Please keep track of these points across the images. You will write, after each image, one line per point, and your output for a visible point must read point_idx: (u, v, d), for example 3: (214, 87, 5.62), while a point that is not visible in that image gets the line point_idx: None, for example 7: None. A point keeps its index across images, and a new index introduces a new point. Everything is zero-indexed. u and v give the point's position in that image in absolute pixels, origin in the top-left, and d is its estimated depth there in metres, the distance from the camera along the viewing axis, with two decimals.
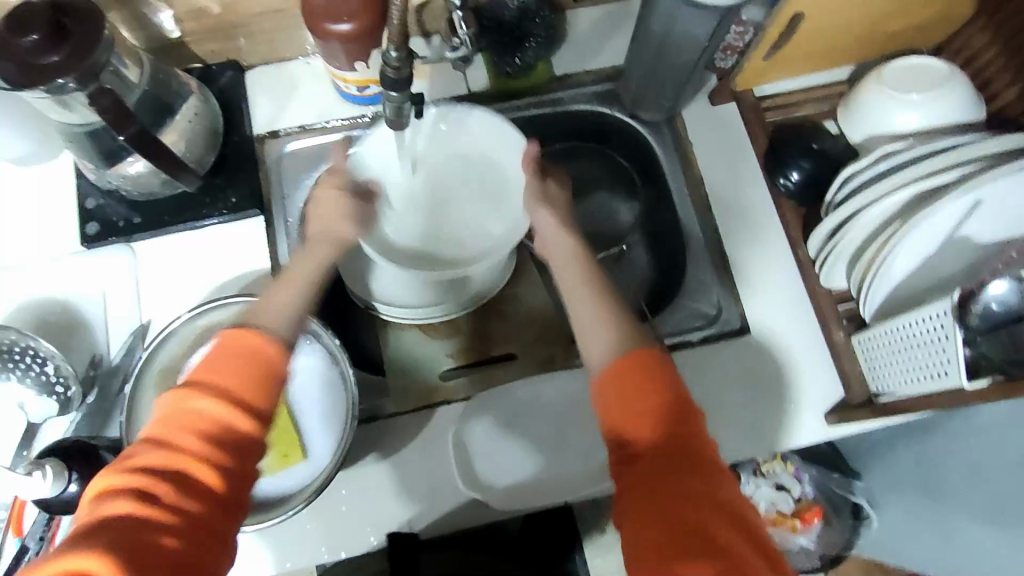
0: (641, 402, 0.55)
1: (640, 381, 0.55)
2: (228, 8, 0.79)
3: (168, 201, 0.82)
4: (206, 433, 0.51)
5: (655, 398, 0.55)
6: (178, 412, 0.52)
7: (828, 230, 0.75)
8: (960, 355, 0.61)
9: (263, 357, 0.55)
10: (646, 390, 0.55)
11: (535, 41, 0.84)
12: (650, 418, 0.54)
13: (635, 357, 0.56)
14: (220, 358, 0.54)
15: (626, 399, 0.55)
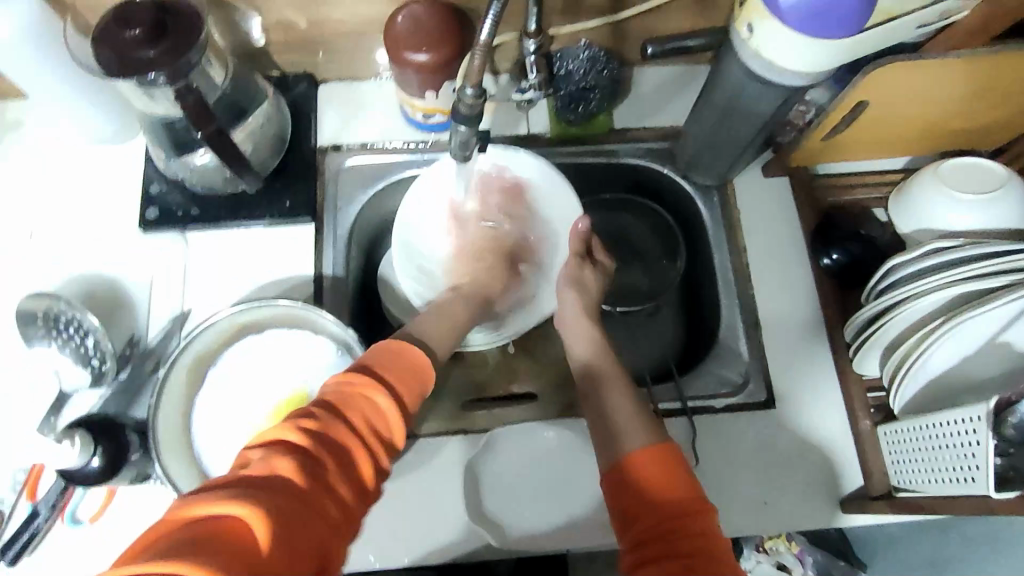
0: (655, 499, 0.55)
1: (660, 478, 0.56)
2: (314, 25, 0.83)
3: (226, 198, 0.85)
4: (371, 426, 0.54)
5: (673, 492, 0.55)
6: (353, 397, 0.54)
7: (866, 316, 0.75)
8: (990, 463, 0.59)
9: (419, 374, 0.59)
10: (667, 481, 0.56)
11: (599, 93, 0.87)
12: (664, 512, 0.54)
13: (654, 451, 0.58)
14: (389, 363, 0.58)
15: (644, 492, 0.56)
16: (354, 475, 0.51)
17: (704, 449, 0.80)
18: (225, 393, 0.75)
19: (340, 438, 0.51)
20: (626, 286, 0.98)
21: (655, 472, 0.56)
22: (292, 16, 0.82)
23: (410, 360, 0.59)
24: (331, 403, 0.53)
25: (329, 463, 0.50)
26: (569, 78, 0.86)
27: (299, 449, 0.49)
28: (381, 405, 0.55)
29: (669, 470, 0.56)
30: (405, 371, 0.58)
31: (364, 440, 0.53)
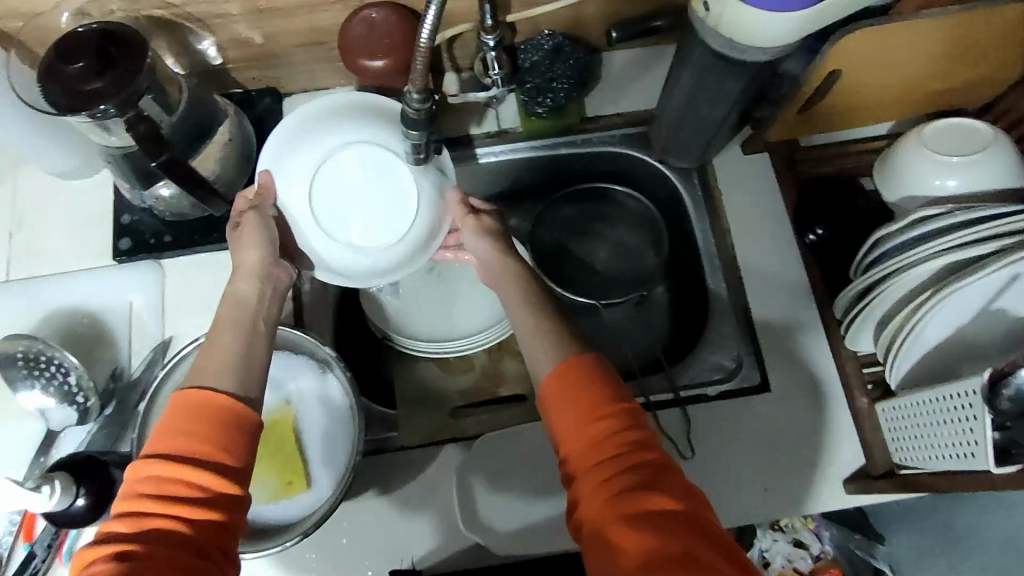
0: (581, 407, 0.53)
1: (584, 391, 0.54)
2: (267, 38, 0.81)
3: (197, 222, 0.84)
4: (172, 488, 0.50)
5: (597, 405, 0.53)
6: (145, 474, 0.50)
7: (853, 292, 0.73)
8: (989, 437, 0.58)
9: (215, 406, 0.53)
10: (581, 395, 0.54)
11: (566, 83, 0.84)
12: (589, 422, 0.53)
13: (569, 366, 0.55)
14: (173, 418, 0.53)
15: (565, 404, 0.54)
16: (175, 547, 0.48)
17: (701, 440, 0.78)
18: None
19: (133, 530, 0.48)
20: (613, 276, 0.96)
21: (575, 389, 0.54)
22: (246, 32, 0.80)
23: (191, 402, 0.53)
24: (127, 501, 0.49)
25: (133, 556, 0.47)
26: (534, 70, 0.84)
27: (106, 557, 0.47)
28: (163, 474, 0.50)
29: (585, 382, 0.54)
30: (197, 412, 0.53)
31: (166, 515, 0.49)
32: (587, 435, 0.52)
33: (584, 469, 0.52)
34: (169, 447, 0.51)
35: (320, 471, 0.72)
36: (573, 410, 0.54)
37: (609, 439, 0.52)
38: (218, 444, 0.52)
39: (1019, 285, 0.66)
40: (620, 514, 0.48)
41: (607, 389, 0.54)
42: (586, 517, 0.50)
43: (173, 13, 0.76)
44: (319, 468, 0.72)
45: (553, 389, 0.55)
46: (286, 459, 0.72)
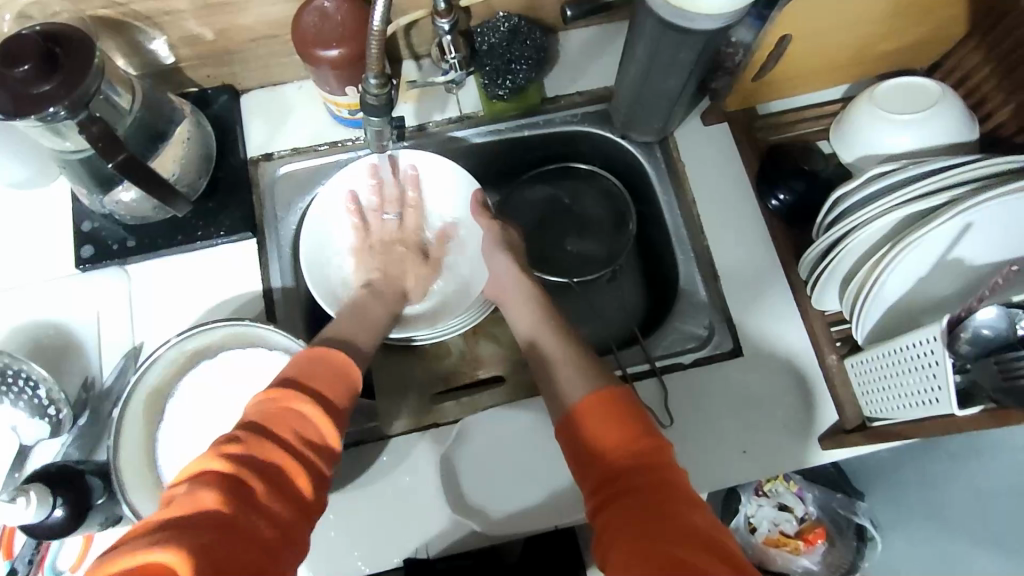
0: (617, 432, 0.58)
1: (617, 421, 0.58)
2: (219, 34, 0.80)
3: (161, 225, 0.83)
4: (304, 434, 0.56)
5: (631, 435, 0.57)
6: (283, 411, 0.56)
7: (816, 252, 0.74)
8: (951, 380, 0.59)
9: (345, 374, 0.61)
10: (619, 422, 0.58)
11: (525, 63, 0.84)
12: (622, 451, 0.56)
13: (609, 395, 0.60)
14: (307, 368, 0.60)
15: (600, 429, 0.58)
16: (291, 492, 0.53)
17: (679, 407, 0.79)
18: (185, 423, 0.74)
19: (267, 450, 0.53)
20: (583, 255, 0.97)
21: (616, 415, 0.59)
22: (197, 28, 0.79)
23: (332, 363, 0.61)
24: (260, 427, 0.54)
25: (261, 486, 0.51)
26: (493, 53, 0.83)
27: (233, 479, 0.50)
28: (306, 413, 0.57)
29: (626, 410, 0.59)
30: (330, 372, 0.61)
31: (296, 458, 0.54)
32: (619, 463, 0.56)
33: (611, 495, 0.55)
34: (306, 392, 0.58)
35: None
36: (610, 430, 0.58)
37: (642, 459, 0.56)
38: (336, 404, 0.60)
39: (972, 235, 0.68)
40: (640, 522, 0.51)
41: (639, 419, 0.58)
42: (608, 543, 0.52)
43: (120, 12, 0.74)
44: None
45: (587, 417, 0.59)
46: None
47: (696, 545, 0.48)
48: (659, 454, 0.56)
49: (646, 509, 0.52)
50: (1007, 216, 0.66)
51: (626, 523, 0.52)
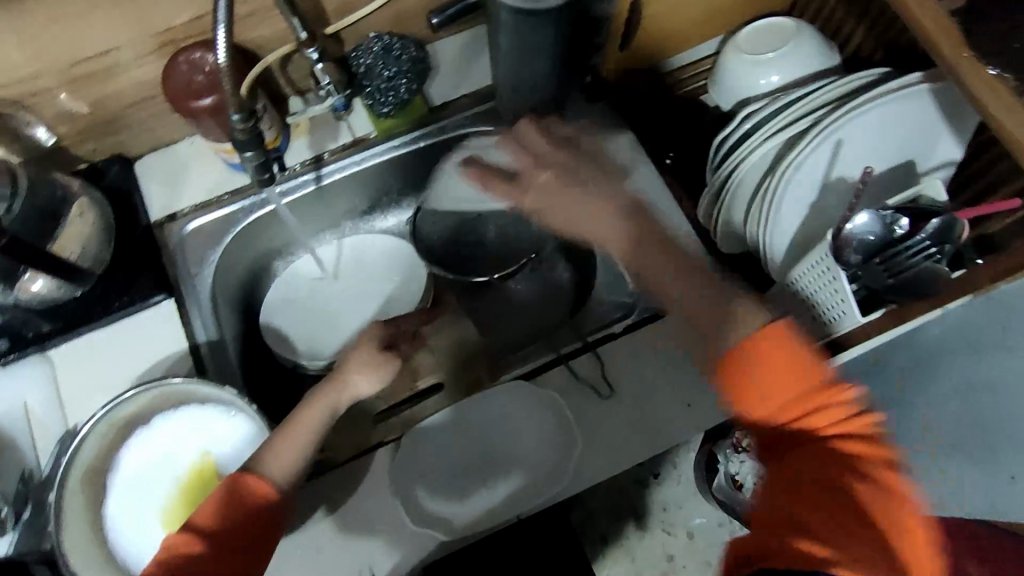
0: (794, 380, 0.60)
1: (784, 366, 0.60)
2: (95, 106, 0.81)
3: (73, 303, 0.82)
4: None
5: (809, 384, 0.60)
6: (178, 556, 0.57)
7: (708, 196, 0.77)
8: (849, 292, 0.61)
9: (257, 501, 0.60)
10: (790, 374, 0.60)
11: (407, 78, 0.86)
12: (790, 413, 0.60)
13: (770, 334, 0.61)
14: (217, 499, 0.60)
15: (767, 376, 0.61)
16: None
17: (619, 375, 0.79)
18: (128, 491, 0.73)
19: None
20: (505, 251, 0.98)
21: (787, 357, 0.60)
22: (71, 104, 0.79)
23: (239, 488, 0.60)
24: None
25: None
26: (371, 73, 0.86)
27: None
28: (200, 554, 0.57)
29: (794, 353, 0.60)
30: (239, 502, 0.60)
31: None
32: (794, 419, 0.60)
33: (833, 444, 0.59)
34: (207, 527, 0.58)
35: None
36: (775, 379, 0.60)
37: (830, 407, 0.60)
38: (242, 536, 0.59)
39: (849, 153, 0.71)
40: (806, 481, 0.57)
41: (807, 361, 0.60)
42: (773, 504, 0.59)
43: None
44: None
45: (757, 358, 0.61)
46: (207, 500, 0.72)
47: (823, 517, 0.55)
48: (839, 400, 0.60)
49: (810, 471, 0.58)
50: (874, 129, 0.69)
51: (808, 479, 0.57)
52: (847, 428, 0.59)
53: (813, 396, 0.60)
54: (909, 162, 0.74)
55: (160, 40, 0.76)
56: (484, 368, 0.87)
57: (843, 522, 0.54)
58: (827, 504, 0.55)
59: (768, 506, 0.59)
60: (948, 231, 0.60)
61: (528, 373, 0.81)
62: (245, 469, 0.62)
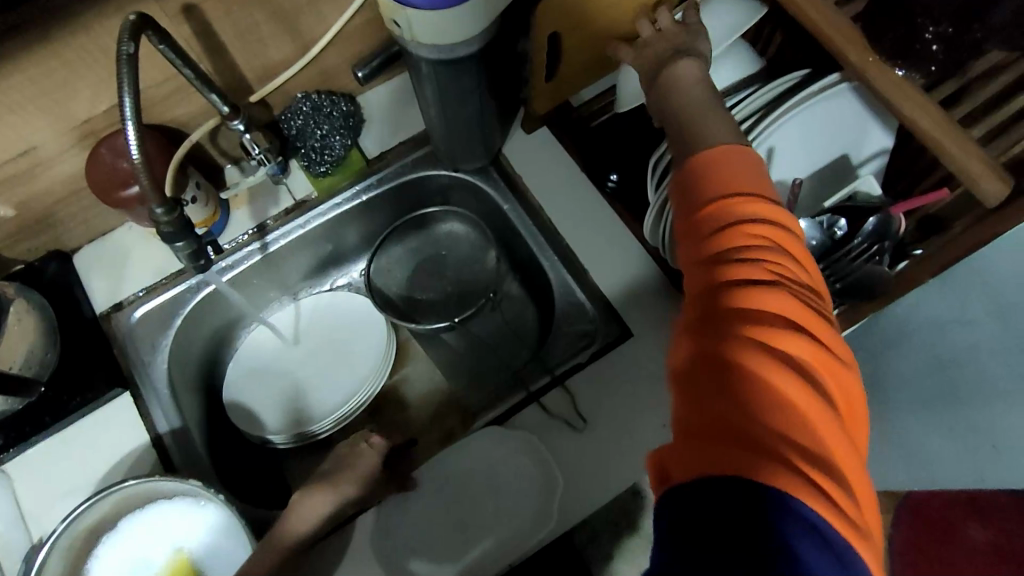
0: (736, 195, 0.52)
1: (737, 177, 0.53)
2: (22, 207, 0.78)
3: (25, 411, 0.80)
4: None
5: (753, 207, 0.52)
6: None
7: (652, 214, 0.76)
8: None
9: None
10: (737, 178, 0.53)
11: (340, 134, 0.86)
12: (728, 223, 0.52)
13: (733, 152, 0.55)
14: None
15: (719, 192, 0.53)
16: None
17: (591, 406, 0.78)
18: None
19: None
20: (464, 290, 0.98)
21: (734, 169, 0.54)
22: None
23: None
24: None
25: None
26: (303, 134, 0.86)
27: None
28: None
29: (747, 168, 0.54)
30: None
31: None
32: (737, 258, 0.50)
33: (769, 270, 0.49)
34: None
35: None
36: (730, 182, 0.53)
37: (774, 245, 0.50)
38: None
39: (784, 156, 0.71)
40: (733, 335, 0.47)
41: (752, 175, 0.54)
42: (695, 371, 0.48)
43: None
44: None
45: (704, 175, 0.54)
46: None
47: (750, 376, 0.45)
48: (788, 252, 0.50)
49: (743, 322, 0.47)
50: (802, 129, 0.70)
51: (735, 351, 0.47)
52: (781, 256, 0.50)
53: (765, 235, 0.51)
54: (842, 156, 0.74)
55: (80, 133, 0.74)
56: (455, 418, 0.90)
57: (757, 376, 0.45)
58: (743, 364, 0.46)
59: (692, 406, 0.47)
60: (889, 224, 0.60)
61: (501, 416, 0.81)
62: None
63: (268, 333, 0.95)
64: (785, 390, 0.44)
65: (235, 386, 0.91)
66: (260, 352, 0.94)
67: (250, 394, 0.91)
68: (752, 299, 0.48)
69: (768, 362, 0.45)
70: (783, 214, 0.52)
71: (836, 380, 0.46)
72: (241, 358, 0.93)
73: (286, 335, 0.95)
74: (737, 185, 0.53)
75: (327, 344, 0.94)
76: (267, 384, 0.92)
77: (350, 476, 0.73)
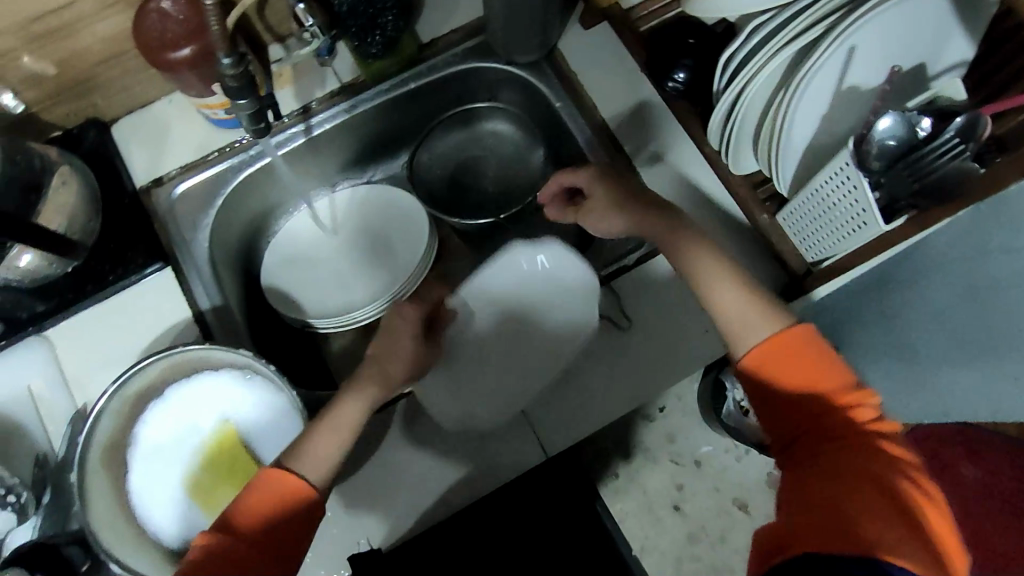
0: (815, 403, 0.56)
1: (808, 363, 0.57)
2: (64, 66, 0.75)
3: (66, 279, 0.79)
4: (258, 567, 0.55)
5: (824, 379, 0.57)
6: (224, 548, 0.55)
7: (721, 115, 0.74)
8: (871, 199, 0.62)
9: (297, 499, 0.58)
10: (805, 362, 0.57)
11: (391, 14, 0.81)
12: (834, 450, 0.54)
13: (795, 333, 0.58)
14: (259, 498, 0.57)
15: (801, 401, 0.57)
16: None
17: (636, 309, 0.79)
18: (153, 465, 0.71)
19: None
20: (507, 191, 0.97)
21: (805, 356, 0.57)
22: (36, 66, 0.74)
23: (278, 489, 0.58)
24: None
25: None
26: (354, 12, 0.79)
27: None
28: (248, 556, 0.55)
29: (813, 354, 0.57)
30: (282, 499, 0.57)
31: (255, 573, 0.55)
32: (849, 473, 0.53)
33: (868, 447, 0.53)
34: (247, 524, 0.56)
35: None
36: (796, 371, 0.57)
37: (855, 424, 0.55)
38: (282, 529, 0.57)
39: (860, 58, 0.69)
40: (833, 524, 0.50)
41: (820, 362, 0.57)
42: (799, 494, 0.53)
43: None
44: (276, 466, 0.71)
45: (766, 357, 0.58)
46: (239, 469, 0.71)
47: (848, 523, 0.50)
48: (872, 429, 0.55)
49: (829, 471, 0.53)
50: (887, 29, 0.67)
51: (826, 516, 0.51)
52: (872, 431, 0.54)
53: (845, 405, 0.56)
54: (921, 65, 0.72)
55: None
56: (500, 309, 0.88)
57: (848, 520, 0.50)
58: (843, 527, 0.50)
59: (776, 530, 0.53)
60: (974, 127, 0.60)
61: None
62: (279, 464, 0.60)
63: (305, 220, 0.93)
64: (897, 519, 0.50)
65: (273, 274, 0.90)
66: (297, 241, 0.92)
67: (290, 283, 0.90)
68: (879, 529, 0.49)
69: (875, 497, 0.51)
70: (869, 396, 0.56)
71: (943, 514, 0.51)
72: (278, 245, 0.91)
73: (324, 225, 0.93)
74: (806, 370, 0.57)
75: (366, 237, 0.93)
76: (307, 273, 0.92)
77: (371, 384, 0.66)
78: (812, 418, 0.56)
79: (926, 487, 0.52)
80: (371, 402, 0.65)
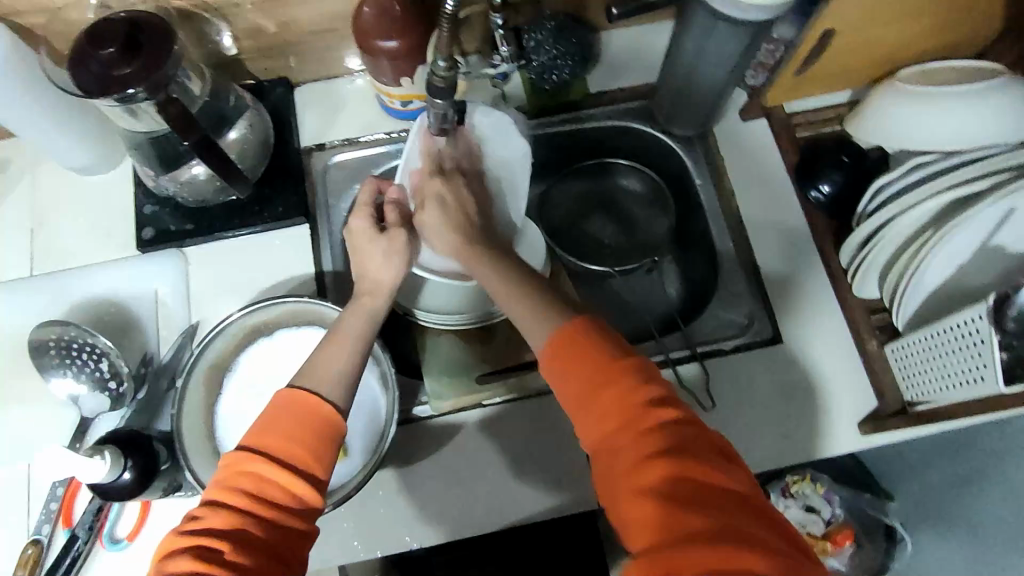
0: (586, 390, 0.53)
1: (584, 359, 0.54)
2: (281, 26, 0.84)
3: (218, 208, 0.86)
4: (276, 488, 0.52)
5: (602, 368, 0.53)
6: (239, 472, 0.52)
7: (860, 239, 0.77)
8: (997, 358, 0.63)
9: (320, 417, 0.55)
10: (585, 357, 0.54)
11: (570, 61, 0.85)
12: (629, 429, 0.51)
13: (567, 333, 0.55)
14: (281, 417, 0.55)
15: (591, 390, 0.53)
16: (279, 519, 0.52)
17: (722, 394, 0.80)
18: (244, 396, 0.76)
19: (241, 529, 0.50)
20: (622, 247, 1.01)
21: (579, 355, 0.54)
22: (259, 21, 0.83)
23: (297, 403, 0.55)
24: (218, 494, 0.52)
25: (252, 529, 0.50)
26: (539, 49, 0.84)
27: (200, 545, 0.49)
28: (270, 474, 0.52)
29: (588, 347, 0.54)
30: (304, 418, 0.55)
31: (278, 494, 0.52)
32: (647, 454, 0.50)
33: (650, 419, 0.51)
34: (267, 444, 0.53)
35: (354, 436, 0.75)
36: (579, 369, 0.54)
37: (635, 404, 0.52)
38: (304, 448, 0.54)
39: (1012, 222, 0.71)
40: (661, 510, 0.48)
41: (597, 355, 0.54)
42: (646, 526, 0.48)
43: (192, 4, 0.79)
44: (353, 432, 0.75)
45: (557, 362, 0.55)
46: None
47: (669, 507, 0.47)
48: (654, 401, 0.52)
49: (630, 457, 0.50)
50: None
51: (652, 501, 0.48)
52: (662, 405, 0.52)
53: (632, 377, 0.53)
54: None
55: None
56: None
57: (668, 498, 0.48)
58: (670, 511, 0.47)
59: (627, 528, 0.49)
60: None
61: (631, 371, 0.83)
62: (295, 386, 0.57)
63: None
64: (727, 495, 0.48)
65: None
66: None
67: None
68: (690, 491, 0.48)
69: (698, 479, 0.49)
70: (645, 370, 0.53)
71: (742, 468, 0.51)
72: None
73: None
74: (591, 370, 0.53)
75: None
76: None
77: (374, 294, 0.66)
78: (621, 431, 0.51)
79: (720, 452, 0.51)
80: (365, 318, 0.64)
